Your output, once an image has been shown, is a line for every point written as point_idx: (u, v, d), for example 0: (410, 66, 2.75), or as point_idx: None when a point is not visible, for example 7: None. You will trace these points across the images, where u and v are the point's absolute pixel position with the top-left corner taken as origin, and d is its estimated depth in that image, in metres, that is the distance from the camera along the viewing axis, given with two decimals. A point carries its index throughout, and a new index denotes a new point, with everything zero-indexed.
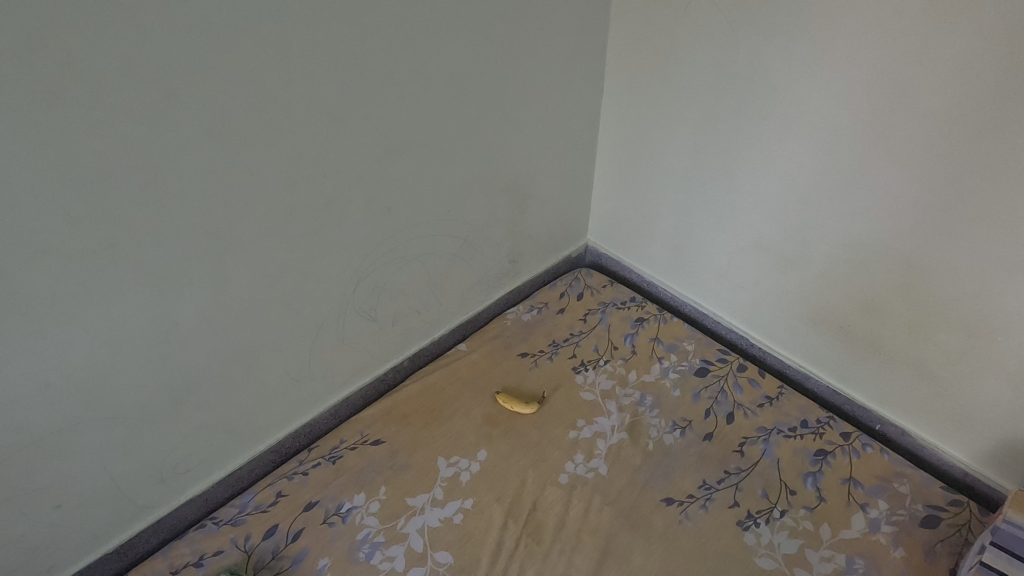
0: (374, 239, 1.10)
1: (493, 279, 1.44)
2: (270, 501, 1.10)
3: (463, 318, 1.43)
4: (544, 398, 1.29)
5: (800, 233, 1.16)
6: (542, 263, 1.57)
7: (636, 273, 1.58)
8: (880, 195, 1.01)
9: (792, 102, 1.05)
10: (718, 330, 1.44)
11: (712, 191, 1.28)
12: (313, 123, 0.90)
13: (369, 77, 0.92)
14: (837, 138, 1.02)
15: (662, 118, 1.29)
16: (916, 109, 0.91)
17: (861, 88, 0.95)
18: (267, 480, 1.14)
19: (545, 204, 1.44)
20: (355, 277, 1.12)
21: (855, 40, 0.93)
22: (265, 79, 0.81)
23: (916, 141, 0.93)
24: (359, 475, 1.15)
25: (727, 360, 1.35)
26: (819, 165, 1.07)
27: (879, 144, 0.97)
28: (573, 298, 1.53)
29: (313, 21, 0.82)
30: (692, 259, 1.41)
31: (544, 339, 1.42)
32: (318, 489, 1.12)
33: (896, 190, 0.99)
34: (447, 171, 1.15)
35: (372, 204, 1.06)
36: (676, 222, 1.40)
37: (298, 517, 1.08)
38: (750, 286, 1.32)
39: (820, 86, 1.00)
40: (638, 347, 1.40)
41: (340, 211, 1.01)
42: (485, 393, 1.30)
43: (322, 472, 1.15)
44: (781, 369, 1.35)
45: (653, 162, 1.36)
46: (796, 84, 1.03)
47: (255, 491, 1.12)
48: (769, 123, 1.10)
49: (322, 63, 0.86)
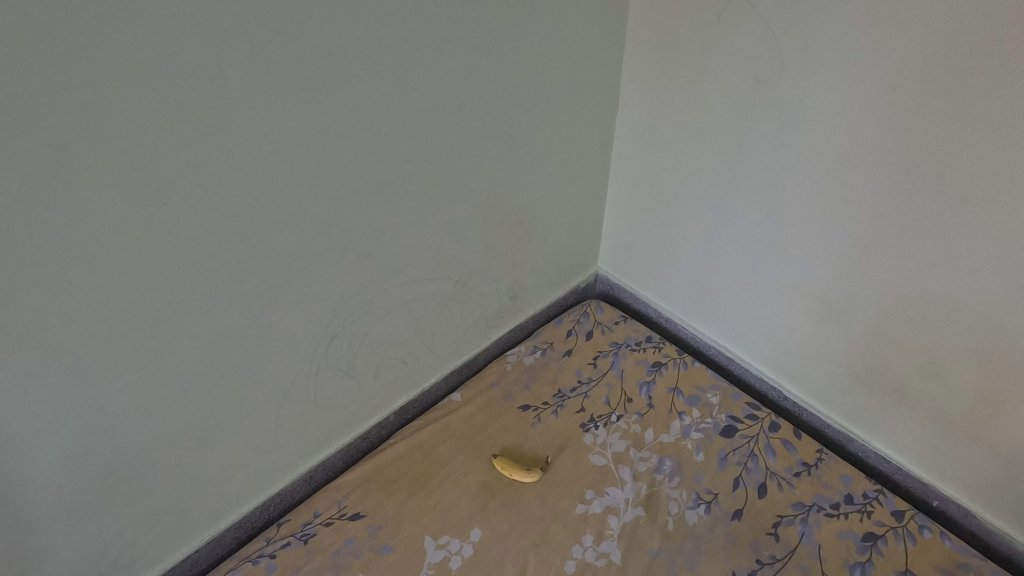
0: (350, 290, 0.94)
1: (491, 319, 1.27)
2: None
3: (457, 362, 1.26)
4: (548, 463, 1.12)
5: (851, 282, 0.98)
6: (547, 296, 1.40)
7: (653, 308, 1.41)
8: (958, 247, 0.84)
9: (849, 131, 0.87)
10: (746, 378, 1.27)
11: (745, 226, 1.10)
12: (265, 162, 0.73)
13: (334, 102, 0.75)
14: (905, 175, 0.84)
15: (687, 140, 1.11)
16: (1015, 150, 0.73)
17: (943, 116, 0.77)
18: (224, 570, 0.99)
19: (551, 233, 1.27)
20: (328, 333, 0.96)
21: (938, 63, 0.74)
22: (198, 112, 0.64)
23: (1010, 188, 0.75)
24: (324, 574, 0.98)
25: (757, 417, 1.18)
26: (880, 207, 0.89)
27: (961, 189, 0.80)
28: (582, 337, 1.36)
29: (255, 36, 0.64)
30: (718, 299, 1.24)
31: (549, 387, 1.26)
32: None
33: (982, 241, 0.81)
34: (436, 205, 0.97)
35: (345, 251, 0.89)
36: (700, 257, 1.22)
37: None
38: (787, 335, 1.14)
39: (887, 115, 0.82)
40: (655, 399, 1.23)
41: (306, 261, 0.85)
42: (480, 456, 1.14)
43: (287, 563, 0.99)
44: (819, 427, 1.18)
45: (675, 189, 1.19)
46: (857, 110, 0.85)
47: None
48: (818, 155, 0.92)
49: (271, 89, 0.68)
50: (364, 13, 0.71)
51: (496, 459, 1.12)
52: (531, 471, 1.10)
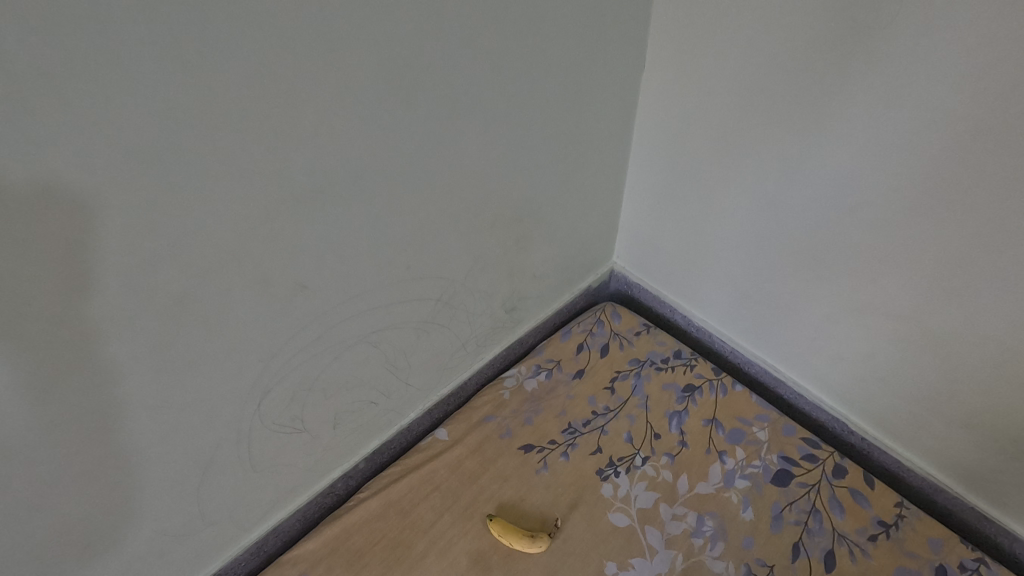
0: (283, 323, 0.68)
1: (483, 337, 1.03)
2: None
3: (442, 392, 1.03)
4: (557, 524, 0.90)
5: (967, 306, 0.73)
6: (552, 302, 1.15)
7: (682, 314, 1.15)
8: None
9: (999, 103, 0.59)
10: (800, 405, 1.03)
11: (814, 224, 0.83)
12: (89, 136, 0.44)
13: (213, 53, 0.46)
14: None
15: (739, 114, 0.83)
16: None
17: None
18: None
19: (557, 225, 1.00)
20: (261, 389, 0.71)
21: None
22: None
23: None
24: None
25: (817, 459, 0.95)
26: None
27: None
28: (595, 354, 1.12)
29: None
30: (768, 311, 0.99)
31: (557, 421, 1.02)
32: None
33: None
34: (400, 199, 0.70)
35: (269, 273, 0.62)
36: (746, 259, 0.96)
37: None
38: (861, 361, 0.89)
39: None
40: (688, 435, 0.99)
41: (206, 292, 0.58)
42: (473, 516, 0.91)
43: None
44: (894, 469, 0.95)
45: (717, 173, 0.91)
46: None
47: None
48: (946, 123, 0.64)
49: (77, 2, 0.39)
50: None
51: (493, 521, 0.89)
52: (536, 537, 0.87)
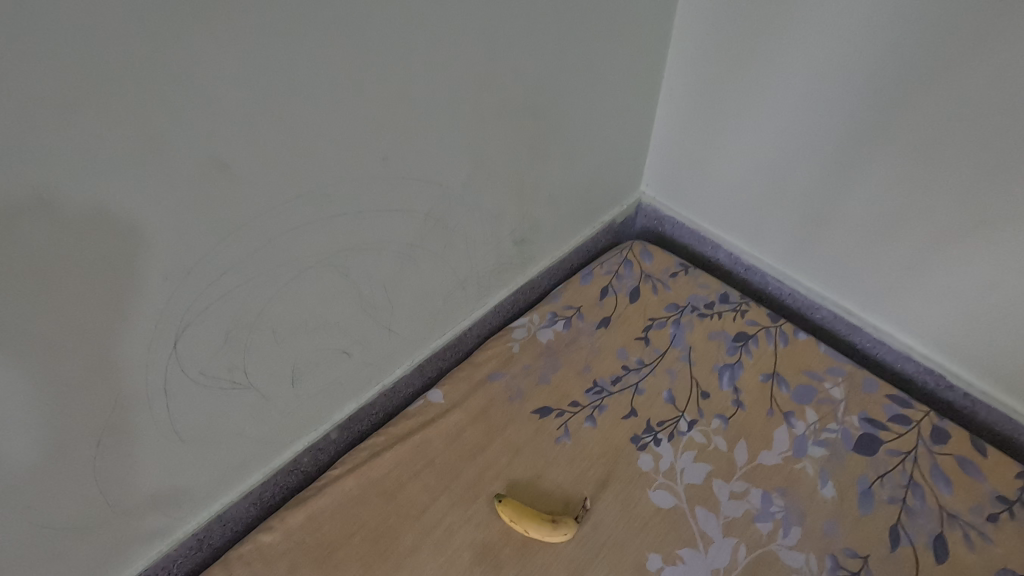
0: (194, 216, 0.46)
1: (486, 274, 0.82)
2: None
3: (435, 344, 0.83)
4: (584, 506, 0.70)
5: None
6: (568, 238, 0.94)
7: (727, 250, 0.95)
8: None
9: None
10: (880, 355, 0.83)
11: (937, 101, 0.62)
12: None
13: None
14: None
15: None
16: None
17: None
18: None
19: (578, 125, 0.78)
20: (189, 326, 0.51)
21: None
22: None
23: None
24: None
25: (911, 421, 0.75)
26: None
27: None
28: (623, 299, 0.92)
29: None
30: (848, 233, 0.78)
31: (579, 378, 0.82)
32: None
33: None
34: (360, 34, 0.48)
35: (158, 122, 0.41)
36: (824, 166, 0.76)
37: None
38: (979, 288, 0.70)
39: None
40: (744, 393, 0.79)
41: (35, 132, 0.36)
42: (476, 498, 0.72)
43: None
44: (1005, 431, 0.76)
45: (798, 44, 0.70)
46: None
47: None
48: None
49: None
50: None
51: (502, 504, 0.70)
52: (557, 523, 0.68)
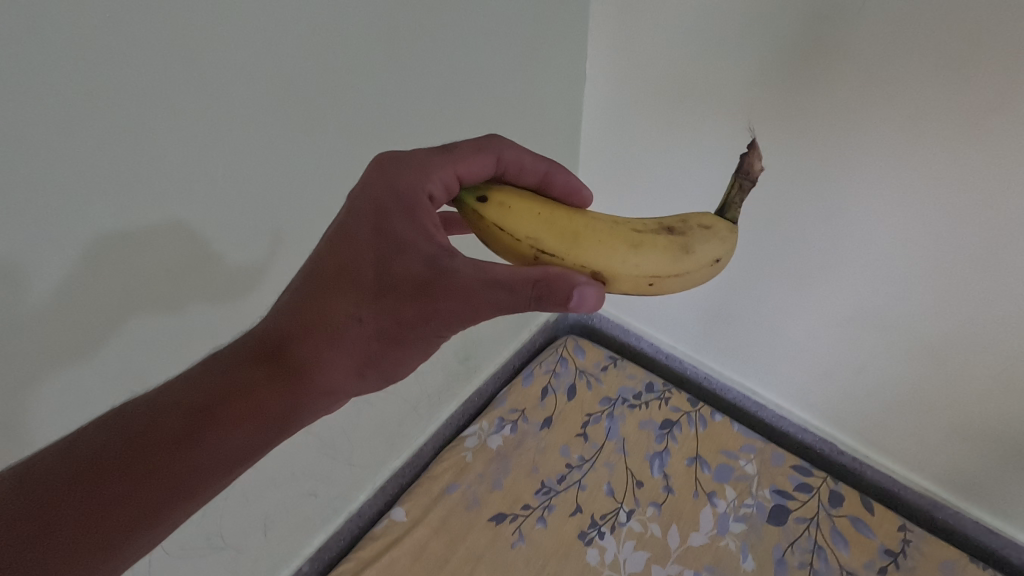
0: None
1: (429, 395, 0.92)
2: (208, 454, 0.44)
3: (393, 464, 0.91)
4: (733, 185, 0.48)
5: (936, 303, 0.69)
6: (504, 346, 1.05)
7: (647, 341, 1.07)
8: None
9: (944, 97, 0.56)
10: (783, 427, 0.96)
11: (783, 235, 0.77)
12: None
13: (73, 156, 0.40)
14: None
15: (678, 132, 0.78)
16: None
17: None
18: (110, 454, 0.42)
19: None
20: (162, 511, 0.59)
21: None
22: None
23: None
24: (524, 157, 0.53)
25: (812, 487, 0.87)
26: (990, 208, 0.59)
27: None
28: (562, 397, 1.01)
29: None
30: (739, 330, 0.92)
31: (528, 479, 0.91)
32: (418, 211, 0.47)
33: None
34: (303, 231, 0.59)
35: (106, 327, 0.48)
36: (710, 278, 0.89)
37: (368, 377, 0.49)
38: (846, 373, 0.84)
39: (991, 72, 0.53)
40: (673, 477, 0.90)
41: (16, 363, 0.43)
42: (512, 235, 0.45)
43: (374, 214, 0.47)
44: (889, 489, 0.89)
45: (667, 196, 0.85)
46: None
47: (101, 522, 0.40)
48: (928, 94, 0.57)
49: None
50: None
51: (573, 239, 0.45)
52: (693, 240, 0.46)
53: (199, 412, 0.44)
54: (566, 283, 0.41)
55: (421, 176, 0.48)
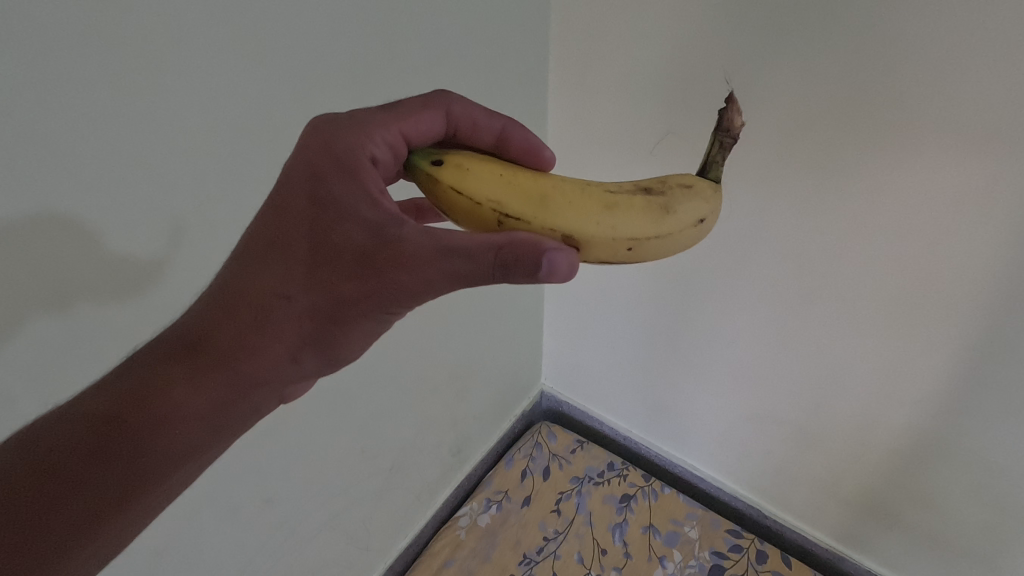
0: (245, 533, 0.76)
1: (429, 485, 1.11)
2: (154, 450, 0.47)
3: (400, 544, 1.10)
4: (713, 144, 0.49)
5: (813, 407, 0.92)
6: (489, 436, 1.26)
7: (608, 425, 1.28)
8: (925, 387, 0.78)
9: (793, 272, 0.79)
10: (721, 496, 1.17)
11: (700, 352, 1.00)
12: None
13: None
14: (858, 314, 0.77)
15: (617, 274, 1.01)
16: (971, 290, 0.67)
17: (935, 190, 0.63)
18: (49, 467, 0.44)
19: (483, 365, 1.11)
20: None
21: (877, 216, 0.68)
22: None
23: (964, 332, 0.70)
24: (475, 112, 0.58)
25: (743, 548, 1.08)
26: (835, 344, 0.82)
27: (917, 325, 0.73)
28: (539, 477, 1.21)
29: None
30: (678, 418, 1.14)
31: (513, 552, 1.10)
32: (359, 173, 0.49)
33: (975, 367, 0.72)
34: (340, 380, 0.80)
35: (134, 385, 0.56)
36: (651, 378, 1.12)
37: (304, 357, 0.52)
38: (761, 454, 1.05)
39: (819, 260, 0.76)
40: (631, 545, 1.10)
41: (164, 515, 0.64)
42: (470, 198, 0.46)
43: (311, 182, 0.49)
44: (806, 546, 1.09)
45: (613, 317, 1.08)
46: (812, 221, 0.73)
47: (75, 522, 0.44)
48: (790, 209, 0.74)
49: (75, 253, 0.47)
50: (195, 142, 0.51)
51: (540, 203, 0.45)
52: (673, 200, 0.47)
53: (112, 420, 0.46)
54: (534, 250, 0.42)
55: (363, 135, 0.51)
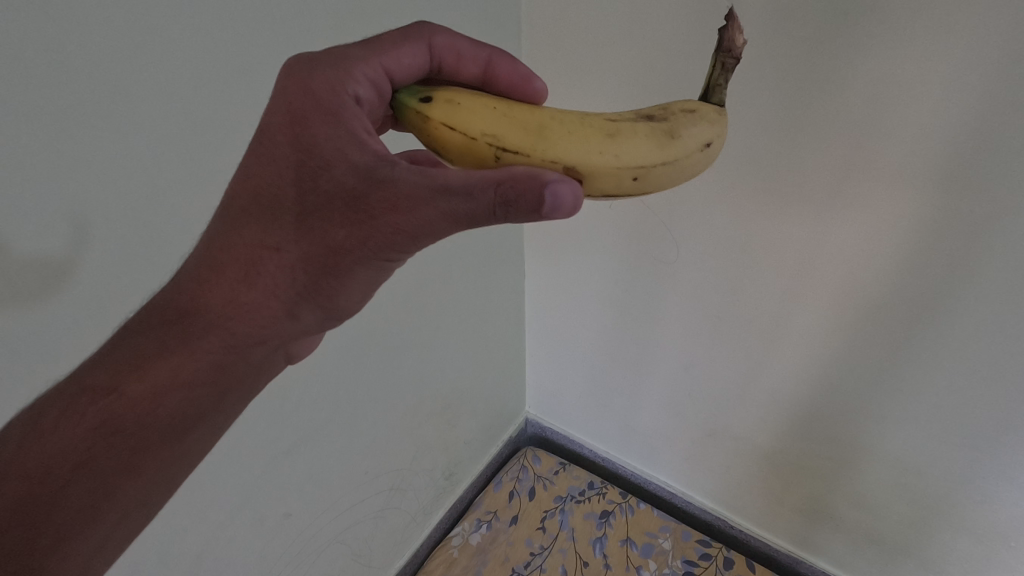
0: (263, 545, 0.87)
1: (425, 506, 1.22)
2: (163, 415, 0.51)
3: (399, 563, 1.20)
4: (714, 66, 0.51)
5: (761, 421, 1.06)
6: (479, 461, 1.37)
7: (588, 448, 1.39)
8: (849, 403, 0.92)
9: (736, 306, 0.94)
10: (691, 508, 1.29)
11: (662, 374, 1.13)
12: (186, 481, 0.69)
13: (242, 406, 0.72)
14: (788, 341, 0.92)
15: (587, 307, 1.14)
16: (876, 324, 0.82)
17: (891, 167, 0.69)
18: (65, 439, 0.49)
19: (474, 395, 1.24)
20: None
21: (795, 261, 0.83)
22: (49, 378, 0.54)
23: (871, 356, 0.85)
24: (458, 44, 0.65)
25: (711, 555, 1.18)
26: (774, 366, 0.97)
27: (837, 348, 0.88)
28: (525, 498, 1.31)
29: (57, 175, 0.48)
30: (647, 437, 1.26)
31: (502, 567, 1.20)
32: (341, 113, 0.52)
33: (884, 382, 0.86)
34: (350, 410, 0.92)
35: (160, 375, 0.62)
36: (623, 400, 1.24)
37: (302, 311, 0.54)
38: (724, 468, 1.18)
39: (755, 299, 0.91)
40: (610, 556, 1.20)
41: (205, 524, 0.75)
42: (464, 133, 0.49)
43: (293, 127, 0.52)
44: (767, 551, 1.21)
45: (586, 346, 1.21)
46: (742, 265, 0.89)
47: (99, 489, 0.49)
48: (728, 247, 0.88)
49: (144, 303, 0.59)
50: None
51: (538, 133, 0.47)
52: (678, 125, 0.49)
53: (107, 392, 0.50)
54: (535, 183, 0.43)
55: (342, 77, 0.55)
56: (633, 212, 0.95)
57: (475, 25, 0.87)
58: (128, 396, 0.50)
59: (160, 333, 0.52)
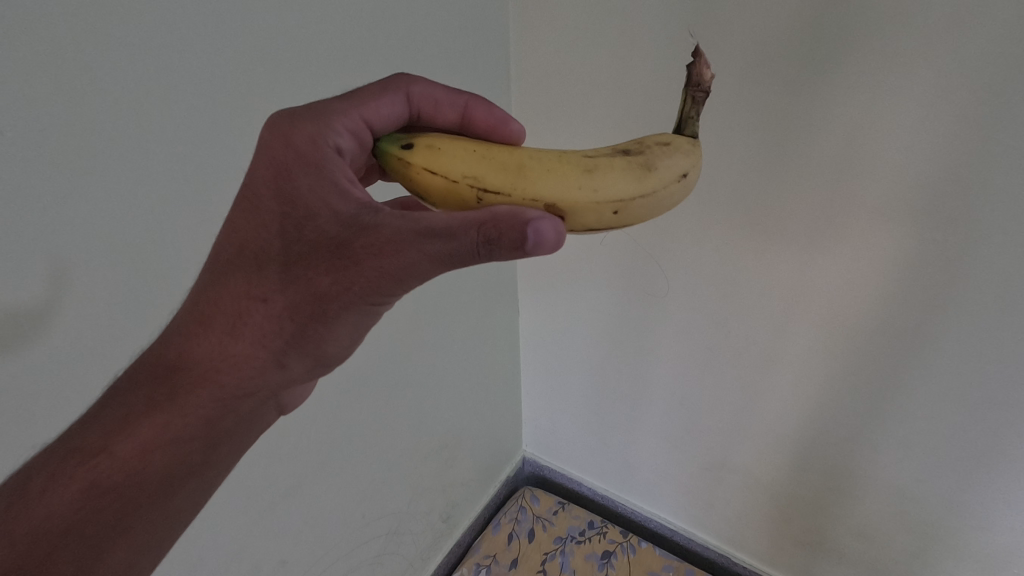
0: None
1: (423, 550, 1.20)
2: (153, 473, 0.51)
3: None
4: (685, 101, 0.54)
5: (756, 452, 1.06)
6: (478, 502, 1.35)
7: (586, 486, 1.38)
8: (842, 432, 0.93)
9: (727, 338, 0.96)
10: (693, 546, 1.28)
11: (656, 408, 1.13)
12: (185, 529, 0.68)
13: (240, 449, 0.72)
14: (778, 370, 0.94)
15: (580, 342, 1.15)
16: (863, 351, 0.83)
17: (866, 201, 0.72)
18: (53, 506, 0.47)
19: (471, 433, 1.23)
20: None
21: (781, 292, 0.86)
22: (51, 420, 0.54)
23: (859, 382, 0.86)
24: (435, 93, 0.68)
25: None
26: (766, 396, 0.98)
27: (828, 377, 0.89)
28: (524, 540, 1.29)
29: (66, 219, 0.50)
30: (644, 472, 1.25)
31: None
32: (320, 163, 0.54)
33: (875, 408, 0.87)
34: (348, 450, 0.92)
35: None
36: (617, 434, 1.23)
37: (290, 359, 0.55)
38: (724, 503, 1.17)
39: (744, 330, 0.93)
40: None
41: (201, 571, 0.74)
42: (445, 177, 0.51)
43: (276, 180, 0.54)
44: None
45: (580, 382, 1.21)
46: (730, 297, 0.91)
47: (87, 554, 0.48)
48: (714, 280, 0.91)
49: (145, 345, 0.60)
50: None
51: (517, 172, 0.50)
52: (654, 158, 0.51)
53: (96, 453, 0.49)
54: (516, 225, 0.45)
55: (322, 127, 0.57)
56: (621, 248, 0.97)
57: (465, 75, 0.92)
58: (118, 455, 0.50)
59: (150, 390, 0.52)
